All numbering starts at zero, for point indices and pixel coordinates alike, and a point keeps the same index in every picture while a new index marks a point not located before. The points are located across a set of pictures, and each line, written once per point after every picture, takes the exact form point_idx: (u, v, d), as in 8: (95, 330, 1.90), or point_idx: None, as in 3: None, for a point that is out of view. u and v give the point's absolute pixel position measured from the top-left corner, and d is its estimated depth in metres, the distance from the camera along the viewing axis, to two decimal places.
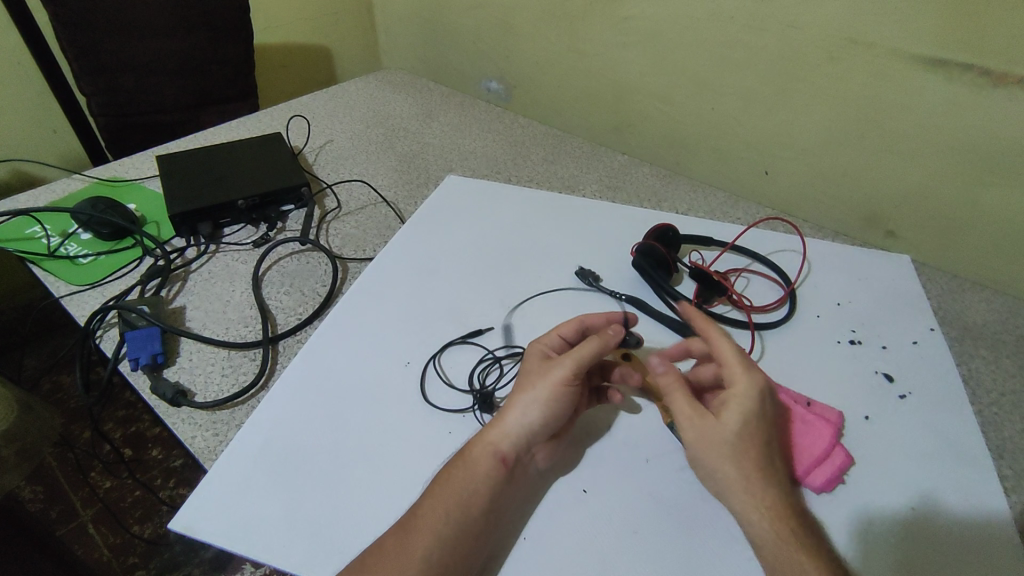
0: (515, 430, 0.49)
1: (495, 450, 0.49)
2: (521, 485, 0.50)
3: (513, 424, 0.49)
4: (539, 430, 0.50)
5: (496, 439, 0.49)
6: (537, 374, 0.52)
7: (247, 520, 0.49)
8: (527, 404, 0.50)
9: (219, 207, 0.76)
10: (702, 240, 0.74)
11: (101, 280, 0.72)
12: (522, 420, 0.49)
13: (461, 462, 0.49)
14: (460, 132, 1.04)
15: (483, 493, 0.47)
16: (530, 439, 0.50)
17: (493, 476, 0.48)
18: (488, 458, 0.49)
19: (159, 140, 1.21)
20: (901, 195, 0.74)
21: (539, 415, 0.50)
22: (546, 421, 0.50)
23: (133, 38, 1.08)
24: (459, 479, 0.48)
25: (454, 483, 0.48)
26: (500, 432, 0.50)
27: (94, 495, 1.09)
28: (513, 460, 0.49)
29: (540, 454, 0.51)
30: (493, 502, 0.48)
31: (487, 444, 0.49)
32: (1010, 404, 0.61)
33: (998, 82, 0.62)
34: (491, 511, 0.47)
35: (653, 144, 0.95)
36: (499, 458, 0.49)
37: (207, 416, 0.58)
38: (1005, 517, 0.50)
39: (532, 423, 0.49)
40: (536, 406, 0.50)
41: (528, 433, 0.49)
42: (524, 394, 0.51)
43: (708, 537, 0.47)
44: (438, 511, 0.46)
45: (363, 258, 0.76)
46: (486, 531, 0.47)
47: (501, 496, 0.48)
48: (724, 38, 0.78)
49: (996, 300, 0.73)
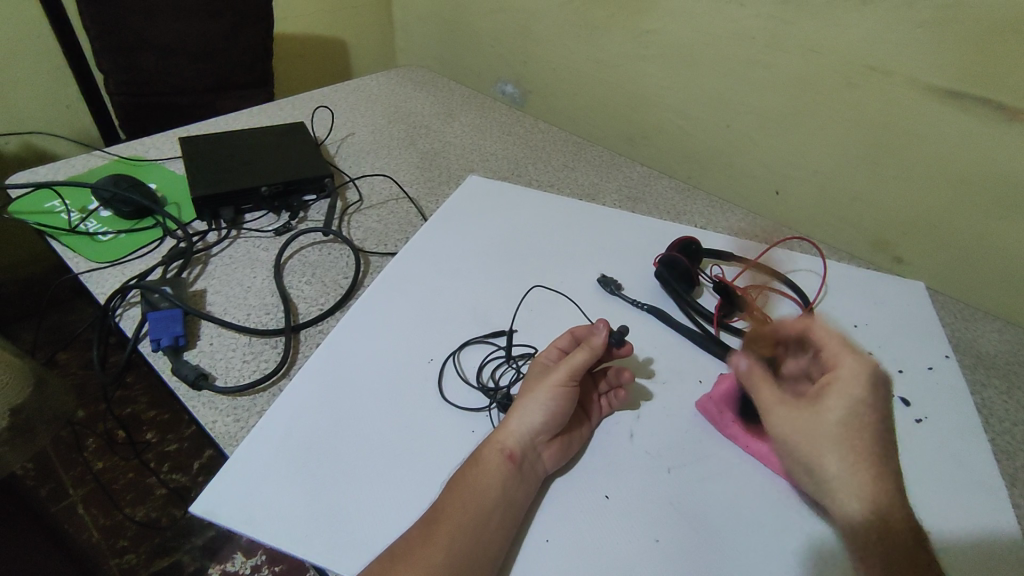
0: (518, 429, 0.50)
1: (501, 447, 0.49)
2: (533, 482, 0.49)
3: (516, 424, 0.50)
4: (542, 427, 0.50)
5: (502, 438, 0.50)
6: (535, 381, 0.53)
7: (268, 508, 0.49)
8: (527, 406, 0.51)
9: (241, 193, 0.76)
10: (723, 255, 0.75)
11: (121, 258, 0.71)
12: (524, 420, 0.50)
13: (472, 463, 0.49)
14: (480, 133, 1.04)
15: (494, 487, 0.47)
16: (534, 438, 0.50)
17: (501, 471, 0.48)
18: (496, 456, 0.49)
19: (175, 123, 1.21)
20: (915, 223, 0.75)
21: (540, 414, 0.51)
22: (548, 419, 0.51)
23: (154, 20, 1.07)
24: (471, 477, 0.48)
25: (466, 481, 0.48)
26: (503, 432, 0.50)
27: (87, 475, 1.08)
28: (520, 457, 0.49)
29: (548, 454, 0.51)
30: (506, 497, 0.47)
31: (494, 444, 0.50)
32: (1021, 434, 0.62)
33: (1014, 118, 0.63)
34: (507, 505, 0.47)
35: (669, 157, 0.96)
36: (506, 455, 0.49)
37: (227, 401, 0.57)
38: (1018, 545, 0.51)
39: (534, 421, 0.50)
40: (535, 406, 0.51)
41: (531, 431, 0.50)
42: (524, 397, 0.52)
43: (731, 549, 0.48)
44: (455, 506, 0.46)
45: (385, 252, 0.76)
46: (503, 525, 0.46)
47: (515, 492, 0.48)
48: (745, 59, 0.79)
49: (1008, 331, 0.74)
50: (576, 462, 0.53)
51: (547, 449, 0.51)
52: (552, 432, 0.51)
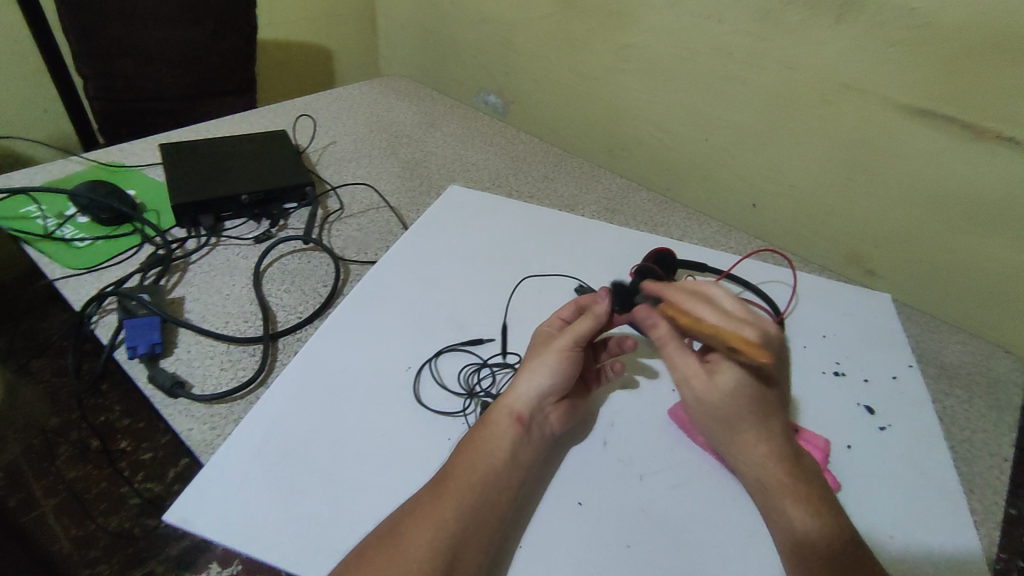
0: (526, 392, 0.53)
1: (511, 408, 0.52)
2: (541, 442, 0.52)
3: (524, 387, 0.53)
4: (549, 389, 0.53)
5: (510, 401, 0.53)
6: (541, 347, 0.56)
7: (244, 517, 0.49)
8: (536, 368, 0.54)
9: (222, 200, 0.76)
10: (697, 266, 0.76)
11: (98, 265, 0.71)
12: (533, 382, 0.53)
13: (482, 425, 0.52)
14: (462, 143, 1.05)
15: (503, 447, 0.50)
16: (543, 399, 0.53)
17: (512, 432, 0.51)
18: (505, 418, 0.51)
19: (154, 128, 1.20)
20: (882, 236, 0.78)
21: (547, 376, 0.53)
22: (555, 382, 0.53)
23: (136, 24, 1.07)
24: (481, 437, 0.51)
25: (477, 442, 0.50)
26: (512, 395, 0.53)
27: (58, 484, 1.06)
28: (529, 419, 0.52)
29: (554, 416, 0.54)
30: (516, 456, 0.50)
31: (504, 405, 0.52)
32: (981, 443, 0.64)
33: (976, 136, 0.66)
34: (513, 466, 0.50)
35: (648, 169, 0.98)
36: (515, 417, 0.52)
37: (204, 408, 0.57)
38: (975, 547, 0.53)
39: (542, 384, 0.53)
40: (543, 368, 0.54)
41: (539, 393, 0.53)
42: (532, 361, 0.55)
43: (700, 553, 0.49)
44: (466, 463, 0.49)
45: (365, 260, 0.77)
46: (511, 483, 0.49)
47: (521, 453, 0.50)
48: (723, 73, 0.81)
49: (970, 342, 0.76)
50: (580, 437, 0.56)
51: (553, 411, 0.54)
52: (558, 396, 0.54)
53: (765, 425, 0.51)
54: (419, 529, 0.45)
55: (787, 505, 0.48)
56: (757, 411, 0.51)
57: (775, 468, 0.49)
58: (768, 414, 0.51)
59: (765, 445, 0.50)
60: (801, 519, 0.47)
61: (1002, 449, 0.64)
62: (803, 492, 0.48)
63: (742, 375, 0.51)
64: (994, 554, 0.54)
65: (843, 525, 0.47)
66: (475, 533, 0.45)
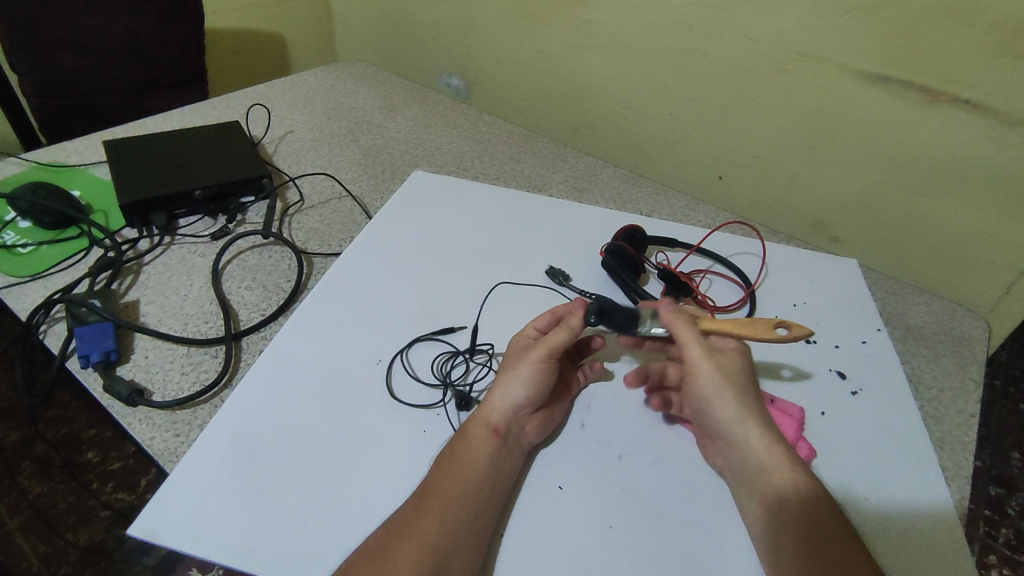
0: (501, 404, 0.52)
1: (486, 422, 0.51)
2: (519, 453, 0.51)
3: (499, 400, 0.52)
4: (524, 402, 0.52)
5: (486, 414, 0.51)
6: (516, 359, 0.55)
7: (211, 526, 0.47)
8: (510, 382, 0.53)
9: (174, 197, 0.73)
10: (667, 242, 0.76)
11: (45, 271, 0.67)
12: (507, 395, 0.52)
13: (458, 439, 0.50)
14: (423, 127, 1.03)
15: (480, 459, 0.49)
16: (517, 411, 0.52)
17: (488, 446, 0.49)
18: (481, 432, 0.50)
19: (98, 125, 1.14)
20: (847, 204, 0.78)
21: (522, 389, 0.52)
22: (530, 394, 0.52)
23: (70, 16, 1.01)
24: (458, 452, 0.49)
25: (455, 457, 0.49)
26: (488, 407, 0.52)
27: (21, 501, 1.00)
28: (504, 431, 0.51)
29: (530, 427, 0.53)
30: (494, 467, 0.49)
31: (479, 419, 0.51)
32: (949, 400, 0.65)
33: (933, 99, 0.66)
34: (495, 475, 0.49)
35: (615, 146, 0.97)
36: (491, 428, 0.51)
37: (165, 415, 0.55)
38: (949, 504, 0.54)
39: (517, 397, 0.52)
40: (518, 381, 0.53)
41: (515, 405, 0.52)
42: (507, 374, 0.54)
43: (683, 529, 0.49)
44: (445, 479, 0.47)
45: (329, 252, 0.75)
46: (492, 494, 0.48)
47: (501, 463, 0.49)
48: (683, 46, 0.80)
49: (934, 303, 0.77)
50: (558, 435, 0.55)
51: (529, 421, 0.53)
52: (533, 406, 0.53)
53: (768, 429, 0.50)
54: (405, 545, 0.43)
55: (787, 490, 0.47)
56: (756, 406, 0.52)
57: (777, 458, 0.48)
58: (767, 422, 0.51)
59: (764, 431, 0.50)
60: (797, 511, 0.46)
61: (968, 405, 0.65)
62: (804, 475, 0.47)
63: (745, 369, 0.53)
64: (965, 510, 0.55)
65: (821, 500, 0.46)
66: (461, 542, 0.44)
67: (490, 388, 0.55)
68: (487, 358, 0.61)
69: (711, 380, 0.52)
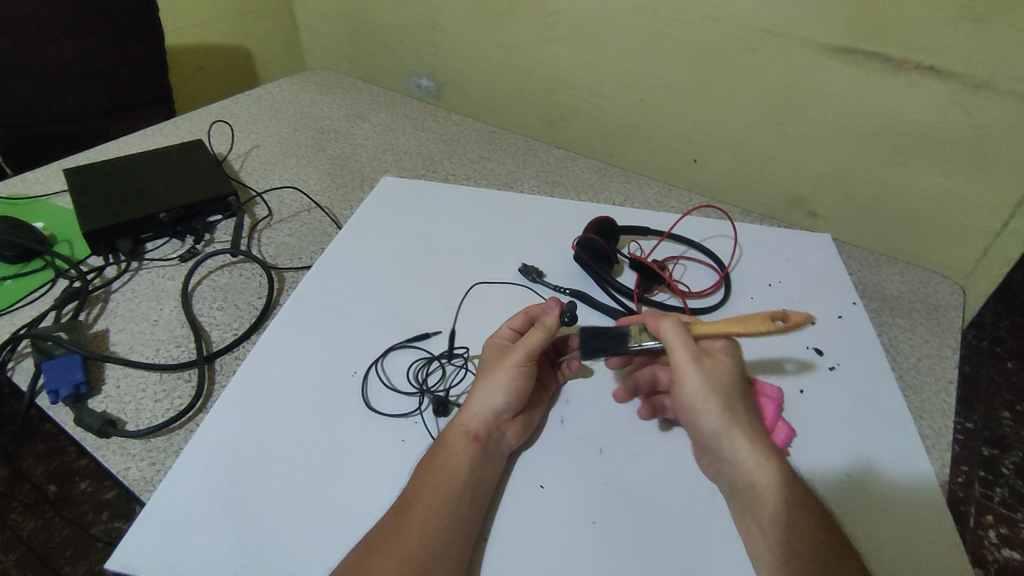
0: (481, 410, 0.51)
1: (465, 429, 0.51)
2: (500, 458, 0.51)
3: (479, 406, 0.52)
4: (504, 406, 0.52)
5: (465, 420, 0.51)
6: (494, 362, 0.54)
7: (190, 553, 0.47)
8: (488, 388, 0.52)
9: (139, 222, 0.72)
10: (639, 231, 0.76)
11: (10, 306, 0.66)
12: (486, 401, 0.52)
13: (438, 448, 0.50)
14: (392, 132, 1.02)
15: (461, 467, 0.48)
16: (497, 416, 0.52)
17: (468, 453, 0.49)
18: (462, 440, 0.50)
19: (61, 153, 1.12)
20: (819, 178, 0.78)
21: (501, 394, 0.52)
22: (510, 398, 0.52)
23: (26, 43, 0.99)
24: (438, 460, 0.49)
25: (436, 466, 0.48)
26: (467, 414, 0.52)
27: (16, 540, 0.99)
28: (485, 438, 0.51)
29: (511, 431, 0.52)
30: (476, 475, 0.49)
31: (459, 426, 0.51)
32: (927, 368, 0.66)
33: (898, 68, 0.66)
34: (477, 483, 0.48)
35: (586, 136, 0.96)
36: (471, 436, 0.50)
37: (140, 444, 0.54)
38: (930, 473, 0.54)
39: (496, 402, 0.51)
40: (496, 386, 0.52)
41: (494, 411, 0.51)
42: (485, 379, 0.53)
43: (665, 521, 0.49)
44: (427, 488, 0.47)
45: (300, 266, 0.74)
46: (474, 501, 0.47)
47: (482, 470, 0.49)
48: (647, 31, 0.80)
49: (908, 272, 0.78)
50: (539, 436, 0.54)
51: (510, 426, 0.52)
52: (513, 410, 0.52)
53: (758, 440, 0.47)
54: (386, 560, 0.43)
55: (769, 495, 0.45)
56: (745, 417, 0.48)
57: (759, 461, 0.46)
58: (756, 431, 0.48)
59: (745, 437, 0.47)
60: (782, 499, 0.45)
61: (946, 371, 0.65)
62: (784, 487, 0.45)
63: (735, 373, 0.50)
64: (947, 477, 0.55)
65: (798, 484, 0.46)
66: (443, 554, 0.44)
67: (468, 394, 0.55)
68: (463, 362, 0.60)
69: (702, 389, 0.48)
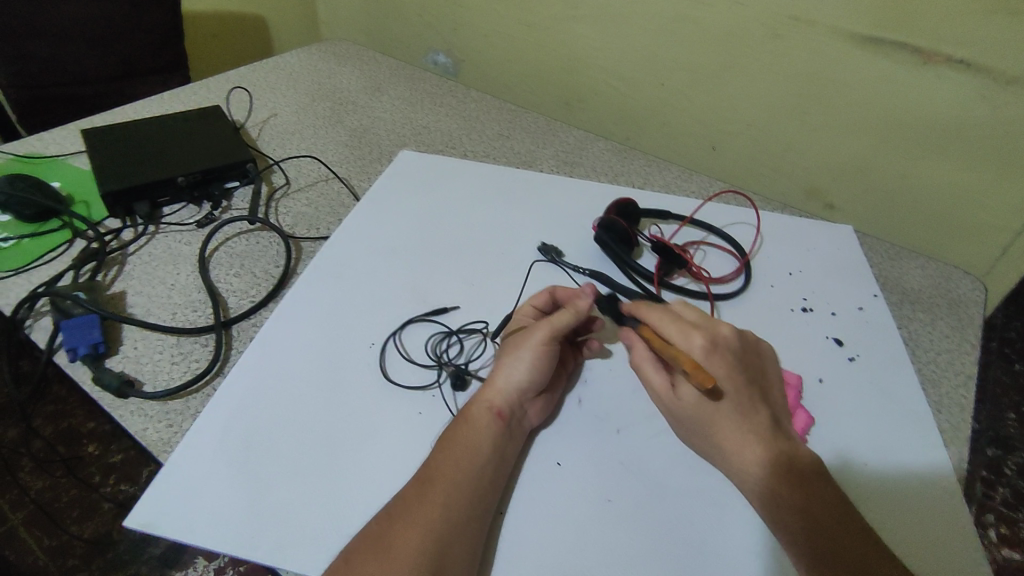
0: (505, 386, 0.51)
1: (489, 405, 0.50)
2: (521, 436, 0.51)
3: (503, 382, 0.51)
4: (528, 384, 0.52)
5: (489, 396, 0.51)
6: (518, 340, 0.54)
7: (206, 514, 0.47)
8: (513, 365, 0.52)
9: (157, 185, 0.71)
10: (660, 214, 0.75)
11: (27, 265, 0.66)
12: (510, 377, 0.52)
13: (462, 421, 0.50)
14: (410, 106, 1.00)
15: (484, 442, 0.48)
16: (521, 393, 0.51)
17: (491, 429, 0.49)
18: (486, 415, 0.50)
19: (75, 115, 1.10)
20: (842, 169, 0.77)
21: (526, 371, 0.52)
22: (533, 377, 0.52)
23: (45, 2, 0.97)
24: (461, 434, 0.49)
25: (459, 440, 0.48)
26: (491, 389, 0.52)
27: (24, 497, 1.00)
28: (508, 415, 0.50)
29: (533, 410, 0.52)
30: (498, 450, 0.48)
31: (482, 401, 0.51)
32: (946, 363, 0.65)
33: (928, 61, 0.65)
34: (497, 459, 0.48)
35: (606, 118, 0.95)
36: (495, 412, 0.50)
37: (158, 406, 0.54)
38: (946, 467, 0.54)
39: (521, 379, 0.51)
40: (521, 363, 0.52)
41: (518, 388, 0.51)
42: (510, 356, 0.53)
43: (681, 504, 0.48)
44: (449, 461, 0.47)
45: (317, 237, 0.74)
46: (494, 476, 0.47)
47: (505, 446, 0.49)
48: (672, 14, 0.78)
49: (929, 266, 0.77)
50: (558, 415, 0.54)
51: (532, 404, 0.52)
52: (537, 388, 0.52)
53: (750, 433, 0.47)
54: (408, 531, 0.43)
55: (766, 486, 0.45)
56: (732, 417, 0.48)
57: (754, 453, 0.46)
58: (749, 428, 0.47)
59: (739, 428, 0.47)
60: (797, 482, 0.45)
61: (964, 367, 0.65)
62: (776, 478, 0.45)
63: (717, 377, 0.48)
64: (961, 471, 0.55)
65: (815, 467, 0.47)
66: (462, 528, 0.44)
67: (491, 370, 0.55)
68: (481, 337, 0.60)
69: (675, 402, 0.50)
